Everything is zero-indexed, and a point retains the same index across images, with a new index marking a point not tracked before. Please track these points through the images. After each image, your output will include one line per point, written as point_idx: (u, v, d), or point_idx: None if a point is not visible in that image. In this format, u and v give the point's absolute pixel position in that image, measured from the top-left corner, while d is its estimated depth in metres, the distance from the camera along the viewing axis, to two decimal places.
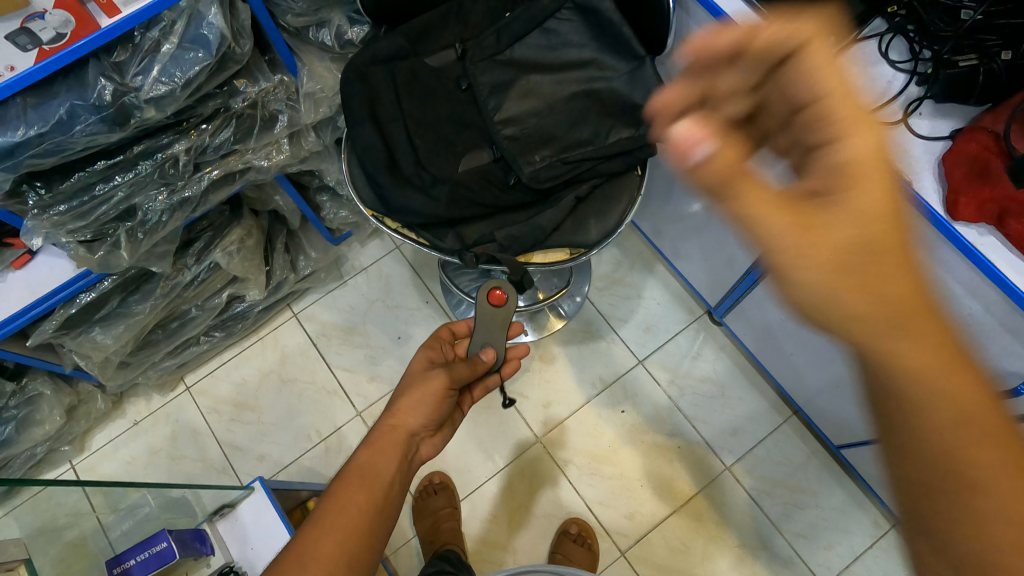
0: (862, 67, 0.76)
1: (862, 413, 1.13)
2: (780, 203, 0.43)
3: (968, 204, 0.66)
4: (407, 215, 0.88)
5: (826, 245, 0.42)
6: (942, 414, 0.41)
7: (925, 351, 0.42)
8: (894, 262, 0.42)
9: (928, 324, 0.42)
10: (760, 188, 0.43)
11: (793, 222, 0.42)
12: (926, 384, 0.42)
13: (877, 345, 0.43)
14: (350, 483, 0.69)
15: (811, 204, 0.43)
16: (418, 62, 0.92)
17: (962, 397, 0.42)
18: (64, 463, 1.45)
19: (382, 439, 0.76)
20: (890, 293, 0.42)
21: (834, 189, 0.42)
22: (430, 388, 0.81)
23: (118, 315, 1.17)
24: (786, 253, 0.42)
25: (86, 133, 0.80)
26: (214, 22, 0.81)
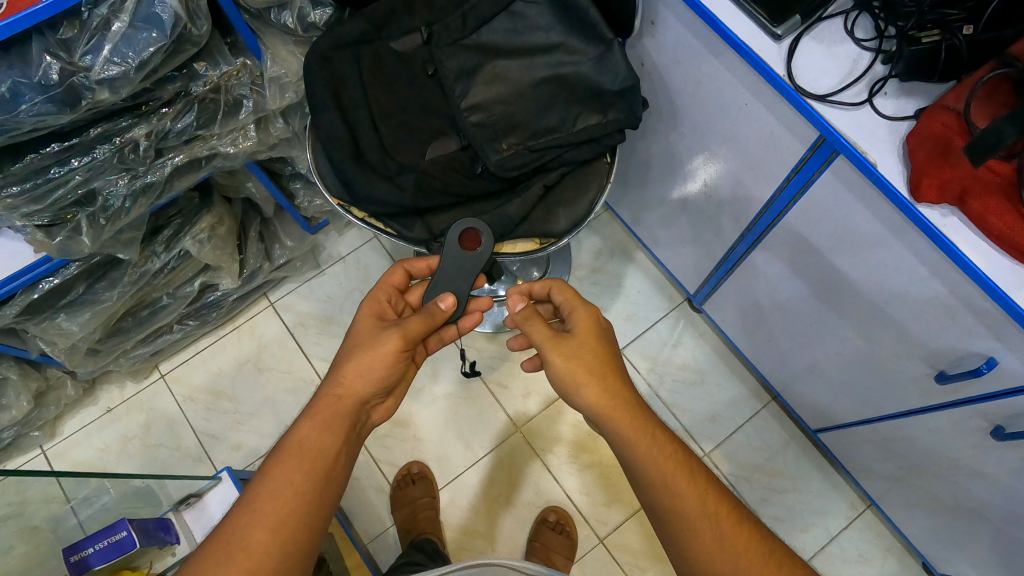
0: (827, 46, 0.75)
1: (836, 399, 1.13)
2: (570, 359, 0.77)
3: (931, 184, 0.65)
4: (372, 205, 0.86)
5: (595, 376, 0.76)
6: (679, 503, 0.68)
7: (660, 458, 0.71)
8: (629, 396, 0.76)
9: (658, 434, 0.73)
10: (557, 347, 0.78)
11: (577, 370, 0.76)
12: (664, 484, 0.69)
13: (630, 445, 0.72)
14: (290, 464, 0.69)
15: (591, 358, 0.77)
16: (381, 45, 0.90)
17: (680, 502, 0.69)
18: (34, 448, 1.43)
19: (326, 408, 0.74)
20: (635, 416, 0.74)
21: (595, 355, 0.77)
22: (379, 350, 0.77)
23: (84, 302, 1.15)
24: (569, 382, 0.76)
25: (32, 113, 0.78)
26: (167, 1, 0.78)
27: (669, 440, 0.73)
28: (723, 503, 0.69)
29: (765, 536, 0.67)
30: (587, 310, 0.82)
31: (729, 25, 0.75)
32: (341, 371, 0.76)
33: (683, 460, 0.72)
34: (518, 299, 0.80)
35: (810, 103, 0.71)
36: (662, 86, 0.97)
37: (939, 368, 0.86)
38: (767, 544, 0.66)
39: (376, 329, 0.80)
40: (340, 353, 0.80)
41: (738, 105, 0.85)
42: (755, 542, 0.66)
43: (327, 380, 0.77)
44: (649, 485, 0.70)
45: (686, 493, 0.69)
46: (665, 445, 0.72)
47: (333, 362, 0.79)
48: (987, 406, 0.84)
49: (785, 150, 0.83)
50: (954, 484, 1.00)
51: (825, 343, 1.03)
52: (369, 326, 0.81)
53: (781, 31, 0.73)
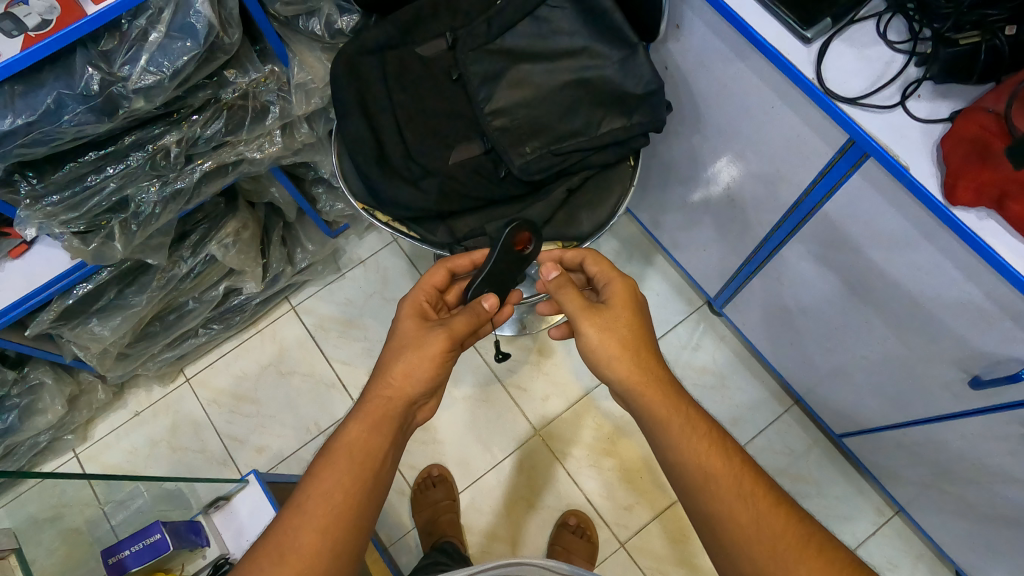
0: (858, 48, 0.74)
1: (862, 403, 1.12)
2: (604, 332, 0.76)
3: (967, 187, 0.64)
4: (398, 209, 0.87)
5: (627, 352, 0.75)
6: (712, 484, 0.68)
7: (693, 438, 0.70)
8: (661, 374, 0.75)
9: (691, 414, 0.72)
10: (591, 318, 0.77)
11: (611, 343, 0.75)
12: (698, 463, 0.69)
13: (663, 423, 0.72)
14: (338, 467, 0.69)
15: (625, 333, 0.76)
16: (407, 51, 0.91)
17: (719, 485, 0.68)
18: (67, 452, 1.46)
19: (373, 410, 0.74)
20: (668, 394, 0.73)
21: (629, 330, 0.76)
22: (426, 351, 0.76)
23: (115, 307, 1.17)
24: (601, 355, 0.76)
25: (74, 123, 0.80)
26: (201, 10, 0.80)
27: (702, 420, 0.72)
28: (758, 483, 0.68)
29: (800, 517, 0.66)
30: (623, 283, 0.80)
31: (758, 29, 0.75)
32: (388, 371, 0.76)
33: (717, 440, 0.71)
34: (552, 267, 0.80)
35: (841, 106, 0.71)
36: (686, 89, 0.96)
37: (972, 373, 0.85)
38: (802, 525, 0.66)
39: (423, 328, 0.79)
40: (385, 351, 0.79)
41: (764, 107, 0.85)
42: (789, 522, 0.66)
43: (374, 380, 0.77)
44: (682, 464, 0.70)
45: (721, 472, 0.68)
46: (698, 425, 0.72)
47: (379, 361, 0.78)
48: (1022, 412, 0.83)
49: (812, 153, 0.83)
50: (986, 490, 0.98)
51: (851, 346, 1.02)
52: (415, 325, 0.80)
53: (811, 35, 0.72)
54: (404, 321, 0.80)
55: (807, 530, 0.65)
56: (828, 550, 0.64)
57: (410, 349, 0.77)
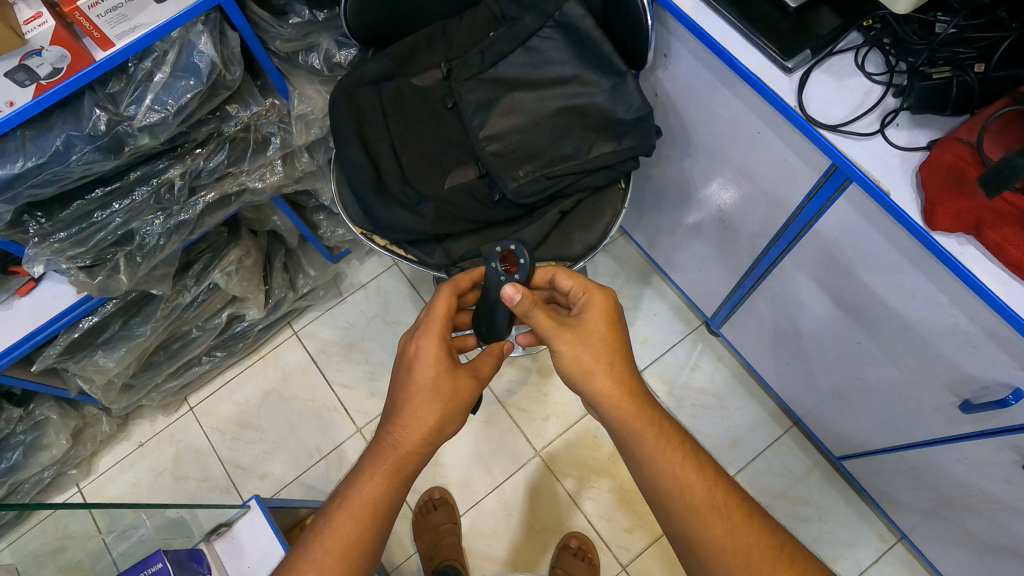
0: (838, 78, 0.77)
1: (859, 424, 1.12)
2: (578, 346, 0.74)
3: (946, 214, 0.66)
4: (395, 234, 0.89)
5: (599, 365, 0.74)
6: (686, 495, 0.69)
7: (666, 449, 0.71)
8: (637, 386, 0.75)
9: (665, 427, 0.73)
10: (562, 335, 0.75)
11: (584, 358, 0.74)
12: (671, 475, 0.70)
13: (638, 435, 0.72)
14: (360, 522, 0.70)
15: (600, 346, 0.75)
16: (404, 82, 0.94)
17: (689, 498, 0.69)
18: (71, 486, 1.47)
19: (398, 462, 0.74)
20: (642, 407, 0.73)
21: (604, 344, 0.75)
22: (459, 403, 0.77)
23: (120, 338, 1.19)
24: (575, 371, 0.75)
25: (82, 162, 0.83)
26: (204, 50, 0.83)
27: (674, 431, 0.73)
28: (731, 494, 0.70)
29: (772, 528, 0.68)
30: (599, 297, 0.77)
31: (740, 59, 0.77)
32: (418, 422, 0.75)
33: (690, 453, 0.72)
34: (515, 289, 0.75)
35: (822, 132, 0.73)
36: (676, 115, 0.99)
37: (963, 398, 0.86)
38: (776, 538, 0.67)
39: (454, 375, 0.77)
40: (410, 395, 0.76)
41: (751, 132, 0.87)
42: (761, 534, 0.68)
43: (399, 427, 0.75)
44: (657, 476, 0.71)
45: (695, 484, 0.70)
46: (671, 438, 0.72)
47: (404, 406, 0.76)
48: (1015, 438, 0.83)
49: (798, 176, 0.85)
50: (987, 517, 0.98)
51: (846, 365, 1.03)
52: (442, 372, 0.76)
53: (792, 65, 0.75)
54: (434, 365, 0.76)
55: (789, 544, 0.67)
56: (802, 562, 0.66)
57: (443, 400, 0.76)
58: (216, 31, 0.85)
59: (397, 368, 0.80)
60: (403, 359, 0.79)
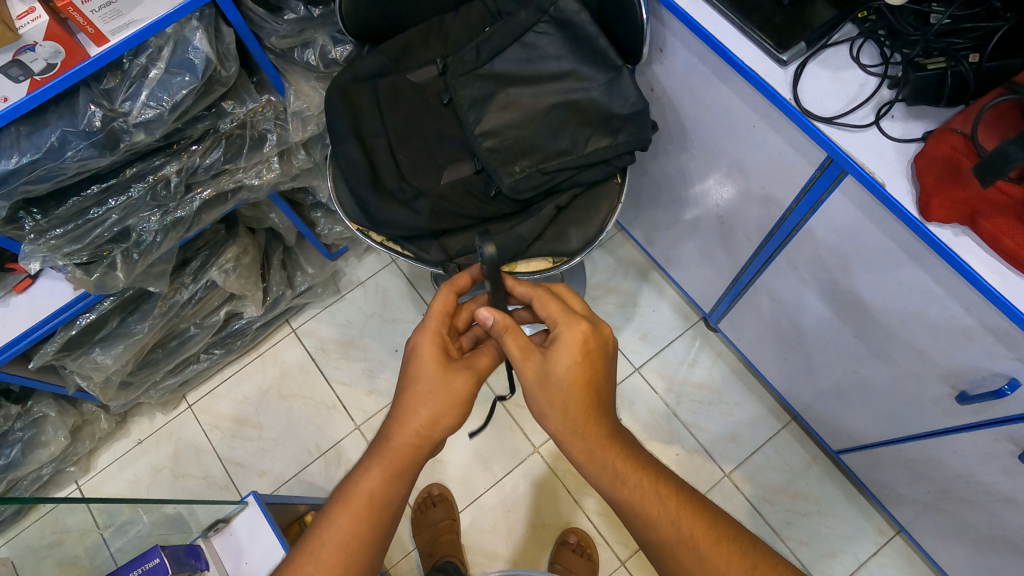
0: (833, 71, 0.77)
1: (858, 418, 1.12)
2: (536, 385, 0.74)
3: (941, 205, 0.66)
4: (391, 230, 0.89)
5: (557, 407, 0.74)
6: (650, 530, 0.70)
7: (626, 489, 0.71)
8: (597, 423, 0.74)
9: (624, 463, 0.73)
10: (524, 373, 0.75)
11: (542, 399, 0.74)
12: (630, 513, 0.71)
13: (596, 475, 0.73)
14: (358, 516, 0.71)
15: (558, 389, 0.73)
16: (400, 78, 0.94)
17: (650, 533, 0.70)
18: (70, 484, 1.47)
19: (395, 456, 0.74)
20: (598, 446, 0.74)
21: (562, 385, 0.73)
22: (456, 396, 0.76)
23: (118, 336, 1.19)
24: (538, 409, 0.76)
25: (77, 158, 0.83)
26: (199, 46, 0.84)
27: (634, 467, 0.73)
28: (698, 524, 0.69)
29: (746, 549, 0.68)
30: (565, 334, 0.73)
31: (735, 52, 0.77)
32: (415, 416, 0.75)
33: (652, 488, 0.71)
34: (490, 312, 0.74)
35: (817, 124, 0.73)
36: (672, 109, 0.99)
37: (960, 389, 0.86)
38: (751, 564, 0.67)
39: (450, 368, 0.76)
40: (407, 390, 0.76)
41: (747, 126, 0.87)
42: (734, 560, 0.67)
43: (397, 421, 0.75)
44: (621, 512, 0.72)
45: (658, 519, 0.69)
46: (632, 474, 0.72)
47: (400, 401, 0.76)
48: (1011, 430, 0.83)
49: (794, 169, 0.85)
50: (986, 510, 0.98)
51: (843, 359, 1.03)
52: (440, 365, 0.76)
53: (786, 57, 0.74)
54: (427, 358, 0.76)
55: (765, 563, 0.67)
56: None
57: (439, 393, 0.75)
58: (212, 27, 0.86)
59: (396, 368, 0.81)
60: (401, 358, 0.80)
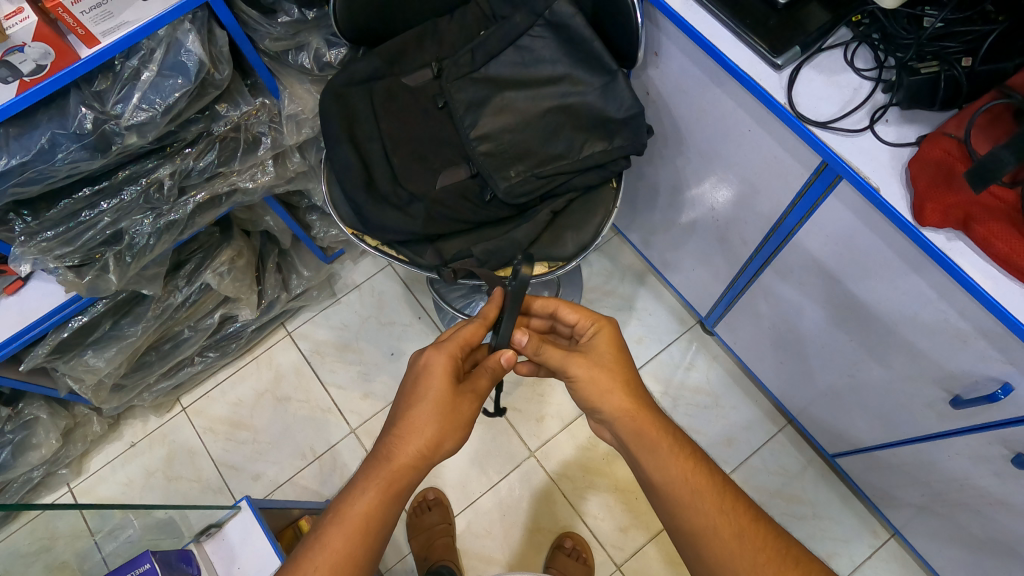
0: (827, 75, 0.76)
1: (853, 422, 1.12)
2: (590, 369, 0.78)
3: (934, 209, 0.65)
4: (385, 233, 0.88)
5: (618, 377, 0.78)
6: (695, 502, 0.70)
7: (676, 459, 0.73)
8: (650, 404, 0.78)
9: (676, 437, 0.75)
10: (576, 359, 0.79)
11: (600, 377, 0.78)
12: (683, 481, 0.71)
13: (651, 444, 0.74)
14: (351, 539, 0.69)
15: (614, 366, 0.79)
16: (395, 81, 0.93)
17: (696, 503, 0.70)
18: (62, 486, 1.47)
19: (391, 477, 0.73)
20: (654, 419, 0.76)
21: (617, 364, 0.79)
22: (459, 420, 0.77)
23: (110, 338, 1.20)
24: (593, 390, 0.78)
25: (68, 160, 0.83)
26: (192, 49, 0.85)
27: (686, 443, 0.75)
28: (738, 501, 0.70)
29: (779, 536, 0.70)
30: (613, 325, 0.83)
31: (730, 56, 0.77)
32: (415, 437, 0.75)
33: (701, 462, 0.73)
34: (523, 333, 0.81)
35: (812, 129, 0.73)
36: (668, 113, 0.99)
37: (954, 393, 0.86)
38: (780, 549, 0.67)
39: (457, 391, 0.77)
40: (411, 406, 0.76)
41: (742, 130, 0.87)
42: (767, 538, 0.67)
43: (395, 441, 0.75)
44: (668, 481, 0.71)
45: (705, 490, 0.70)
46: (683, 448, 0.74)
47: (402, 417, 0.76)
48: (1004, 433, 0.83)
49: (789, 174, 0.85)
50: (980, 514, 0.98)
51: (840, 364, 1.03)
52: (450, 387, 0.77)
53: (781, 62, 0.75)
54: (440, 381, 0.76)
55: (798, 548, 0.67)
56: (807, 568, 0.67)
57: (443, 415, 0.76)
58: (204, 29, 0.86)
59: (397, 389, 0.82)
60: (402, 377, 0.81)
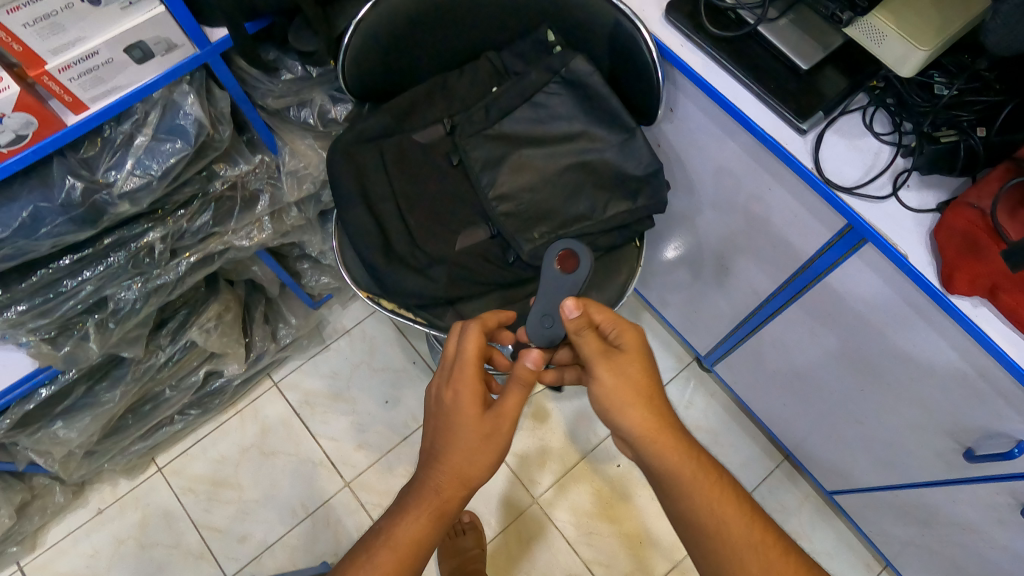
0: (849, 139, 0.78)
1: (853, 463, 1.14)
2: (618, 376, 0.70)
3: (963, 278, 0.68)
4: (405, 298, 0.86)
5: (642, 390, 0.71)
6: (722, 532, 0.67)
7: (705, 483, 0.69)
8: (672, 418, 0.71)
9: (703, 460, 0.70)
10: (607, 360, 0.71)
11: (624, 387, 0.70)
12: (710, 510, 0.68)
13: (675, 469, 0.69)
14: (399, 565, 0.67)
15: (639, 377, 0.71)
16: (406, 138, 0.90)
17: (721, 533, 0.67)
18: (11, 564, 1.35)
19: (439, 505, 0.70)
20: (681, 440, 0.70)
21: (644, 374, 0.71)
22: (499, 444, 0.72)
23: (83, 406, 1.12)
24: (615, 401, 0.70)
25: (52, 234, 0.77)
26: (190, 111, 0.80)
27: (713, 465, 0.70)
28: (767, 529, 0.68)
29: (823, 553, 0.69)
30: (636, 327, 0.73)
31: (754, 118, 0.78)
32: (458, 466, 0.70)
33: (728, 487, 0.69)
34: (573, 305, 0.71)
35: (840, 196, 0.74)
36: (679, 165, 1.00)
37: (967, 446, 0.88)
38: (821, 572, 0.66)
39: (495, 414, 0.72)
40: (451, 434, 0.71)
41: (760, 188, 0.88)
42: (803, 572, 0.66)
43: (437, 467, 0.71)
44: (694, 509, 0.68)
45: (733, 520, 0.67)
46: (711, 470, 0.70)
47: (446, 447, 0.71)
48: (1014, 486, 0.86)
49: (809, 233, 0.86)
50: (980, 556, 1.01)
51: (846, 411, 1.05)
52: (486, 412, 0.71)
53: (807, 126, 0.75)
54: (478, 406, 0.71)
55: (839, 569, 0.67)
56: None
57: (486, 442, 0.71)
58: (202, 90, 0.81)
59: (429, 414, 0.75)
60: (437, 404, 0.74)
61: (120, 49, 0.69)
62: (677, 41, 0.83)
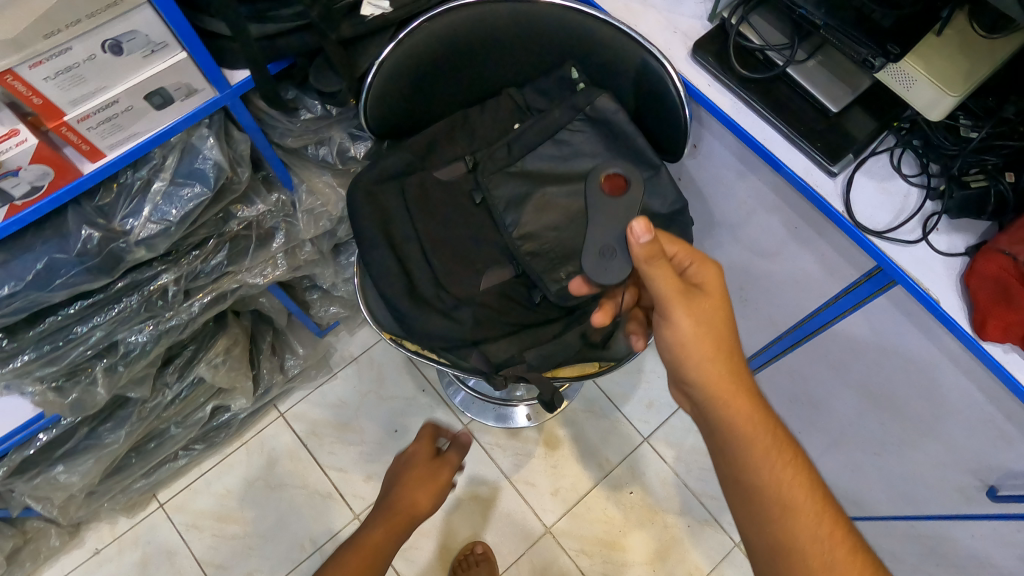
0: (878, 180, 0.78)
1: (869, 492, 1.15)
2: (696, 321, 0.70)
3: (996, 326, 0.67)
4: (431, 340, 0.85)
5: (719, 345, 0.70)
6: (785, 517, 0.64)
7: (777, 459, 0.66)
8: (748, 384, 0.70)
9: (779, 434, 0.68)
10: (686, 305, 0.70)
11: (703, 337, 0.70)
12: (777, 489, 0.65)
13: (746, 439, 0.67)
14: (362, 558, 0.91)
15: (719, 331, 0.70)
16: (427, 175, 0.88)
17: (783, 517, 0.64)
18: None
19: (395, 520, 0.97)
20: (756, 408, 0.69)
21: (723, 327, 0.71)
22: (440, 482, 1.04)
23: (85, 449, 1.09)
24: (690, 347, 0.70)
25: (67, 285, 0.74)
26: (210, 154, 0.78)
27: (788, 439, 0.68)
28: (835, 523, 0.65)
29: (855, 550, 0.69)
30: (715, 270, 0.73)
31: (784, 159, 0.78)
32: (413, 493, 1.01)
33: (802, 467, 0.67)
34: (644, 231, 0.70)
35: (872, 239, 0.74)
36: (700, 198, 1.00)
37: (989, 483, 0.87)
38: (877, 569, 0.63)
39: (440, 462, 1.07)
40: (411, 467, 1.06)
41: (787, 226, 0.88)
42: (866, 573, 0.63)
43: (400, 491, 1.02)
44: (763, 483, 0.66)
45: (800, 505, 0.65)
46: (786, 445, 0.67)
47: (404, 478, 1.04)
48: None
49: (835, 271, 0.86)
50: None
51: (864, 442, 1.06)
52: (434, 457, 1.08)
53: (837, 168, 0.76)
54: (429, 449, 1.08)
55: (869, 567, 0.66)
56: None
57: (431, 478, 1.04)
58: (221, 132, 0.79)
59: (395, 468, 1.08)
60: (402, 459, 1.09)
61: (140, 96, 0.67)
62: (704, 80, 0.83)
